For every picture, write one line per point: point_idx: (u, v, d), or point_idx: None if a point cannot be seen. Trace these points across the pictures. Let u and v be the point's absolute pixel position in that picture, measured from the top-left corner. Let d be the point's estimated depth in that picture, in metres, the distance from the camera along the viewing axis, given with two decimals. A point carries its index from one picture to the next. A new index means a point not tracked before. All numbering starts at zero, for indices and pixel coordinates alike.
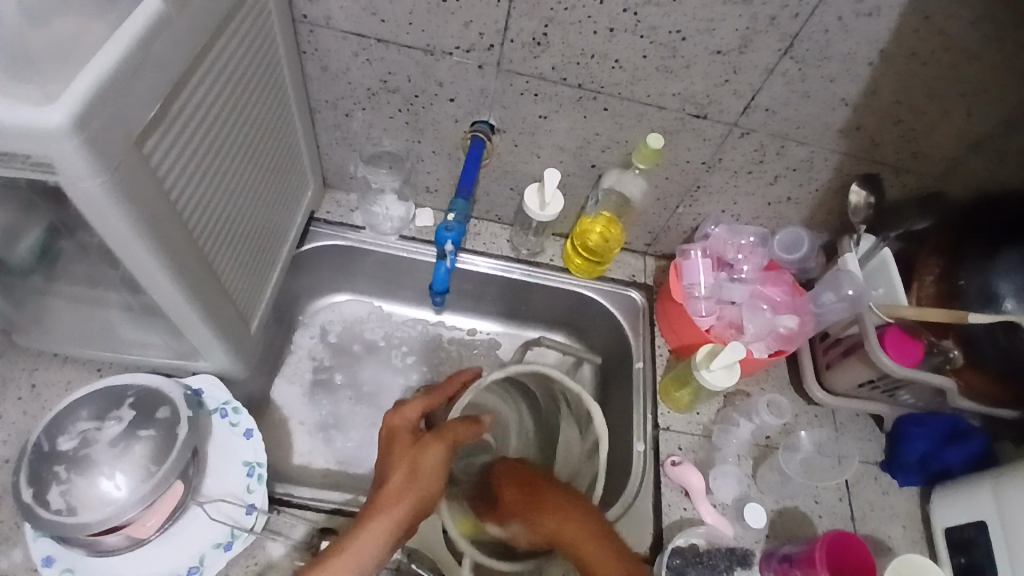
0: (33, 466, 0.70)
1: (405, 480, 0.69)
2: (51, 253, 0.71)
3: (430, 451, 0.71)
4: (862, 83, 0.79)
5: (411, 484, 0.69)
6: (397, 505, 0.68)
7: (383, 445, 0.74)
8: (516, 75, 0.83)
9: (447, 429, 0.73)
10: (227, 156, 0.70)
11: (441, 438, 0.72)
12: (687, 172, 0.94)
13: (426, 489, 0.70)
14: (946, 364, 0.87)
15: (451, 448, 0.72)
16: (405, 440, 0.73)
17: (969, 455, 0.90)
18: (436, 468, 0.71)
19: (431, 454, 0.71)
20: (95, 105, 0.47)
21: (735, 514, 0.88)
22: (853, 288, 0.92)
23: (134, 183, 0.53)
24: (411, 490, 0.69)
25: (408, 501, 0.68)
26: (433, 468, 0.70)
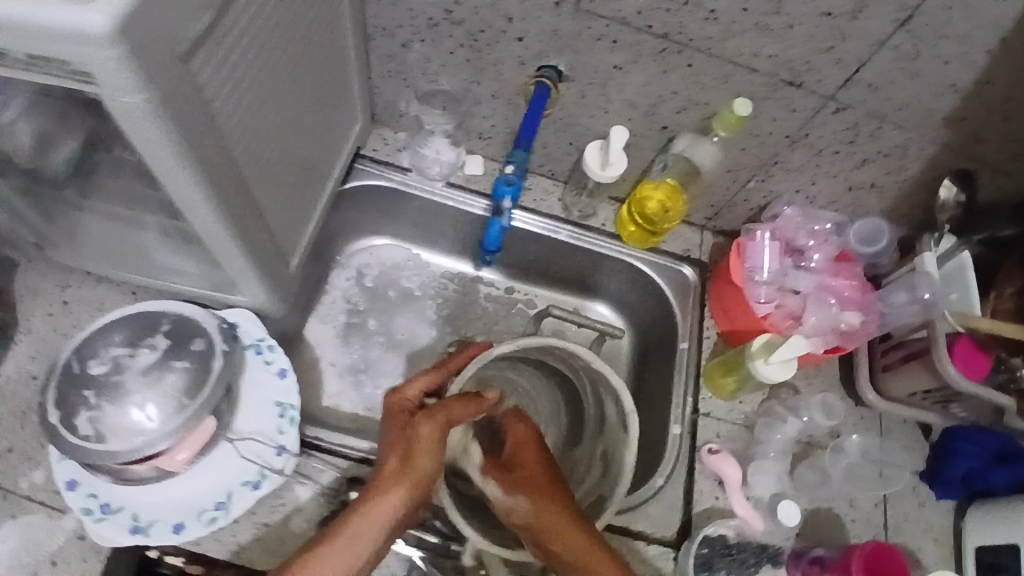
0: (62, 388, 0.68)
1: (403, 459, 0.68)
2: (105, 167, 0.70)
3: (425, 431, 0.70)
4: (979, 70, 0.70)
5: (404, 469, 0.68)
6: (397, 486, 0.67)
7: (384, 425, 0.72)
8: (595, 18, 0.74)
9: (441, 407, 0.71)
10: (276, 74, 0.64)
11: (431, 418, 0.70)
12: (767, 145, 0.86)
13: (420, 471, 0.68)
14: (1010, 384, 0.82)
15: (444, 428, 0.70)
16: (402, 419, 0.72)
17: (1015, 479, 0.86)
18: (430, 449, 0.69)
19: (424, 433, 0.69)
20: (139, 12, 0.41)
21: (767, 509, 0.85)
22: (929, 292, 0.85)
23: (178, 106, 0.48)
24: (410, 469, 0.68)
25: (400, 487, 0.67)
26: (426, 448, 0.69)
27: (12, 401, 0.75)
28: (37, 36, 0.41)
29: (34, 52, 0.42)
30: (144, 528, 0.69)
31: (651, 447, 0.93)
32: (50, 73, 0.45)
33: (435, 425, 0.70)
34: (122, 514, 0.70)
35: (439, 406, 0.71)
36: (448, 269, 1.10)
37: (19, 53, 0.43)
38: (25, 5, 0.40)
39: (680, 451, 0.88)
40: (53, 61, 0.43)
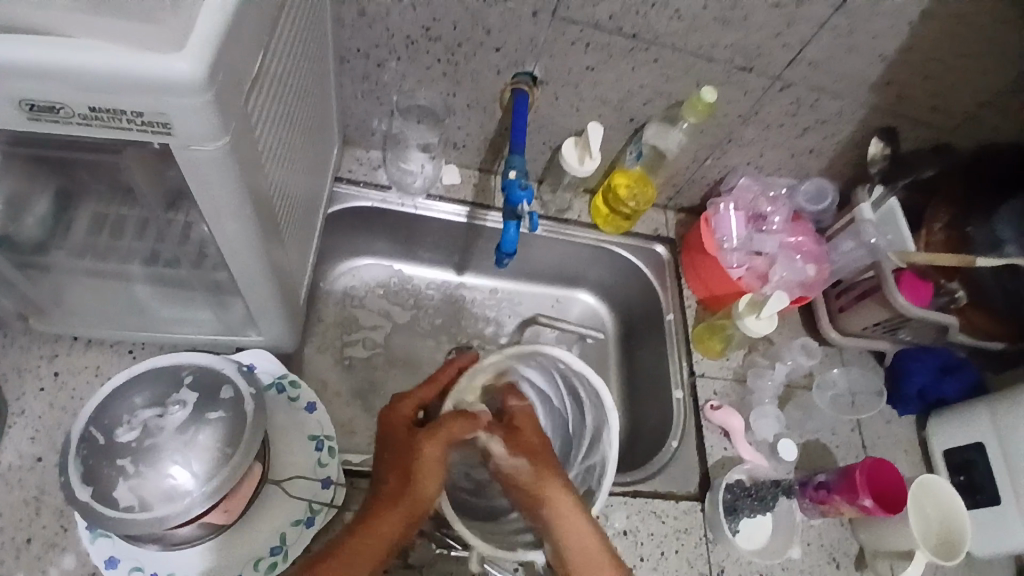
0: (89, 461, 0.64)
1: (402, 482, 0.64)
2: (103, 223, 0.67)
3: (426, 454, 0.65)
4: (902, 39, 0.81)
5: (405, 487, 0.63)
6: (396, 509, 0.63)
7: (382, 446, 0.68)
8: (570, 24, 0.80)
9: (440, 425, 0.66)
10: (288, 106, 0.62)
11: (434, 440, 0.65)
12: (723, 124, 0.95)
13: (421, 491, 0.64)
14: (951, 304, 0.97)
15: (445, 448, 0.66)
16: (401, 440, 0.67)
17: (963, 386, 1.01)
18: (432, 469, 0.65)
19: (426, 454, 0.65)
20: (223, 52, 0.40)
21: (769, 449, 0.96)
22: (874, 237, 0.98)
23: (243, 145, 0.47)
24: (409, 493, 0.63)
25: (402, 505, 0.63)
26: (430, 469, 0.64)
27: (18, 491, 0.68)
28: (111, 85, 0.39)
29: (99, 104, 0.41)
30: None
31: (658, 415, 1.00)
32: (113, 127, 0.43)
33: (437, 447, 0.65)
34: None
35: (438, 425, 0.66)
36: (433, 280, 1.11)
37: (77, 107, 0.41)
38: (100, 55, 0.38)
39: (685, 411, 0.97)
40: (124, 113, 0.41)
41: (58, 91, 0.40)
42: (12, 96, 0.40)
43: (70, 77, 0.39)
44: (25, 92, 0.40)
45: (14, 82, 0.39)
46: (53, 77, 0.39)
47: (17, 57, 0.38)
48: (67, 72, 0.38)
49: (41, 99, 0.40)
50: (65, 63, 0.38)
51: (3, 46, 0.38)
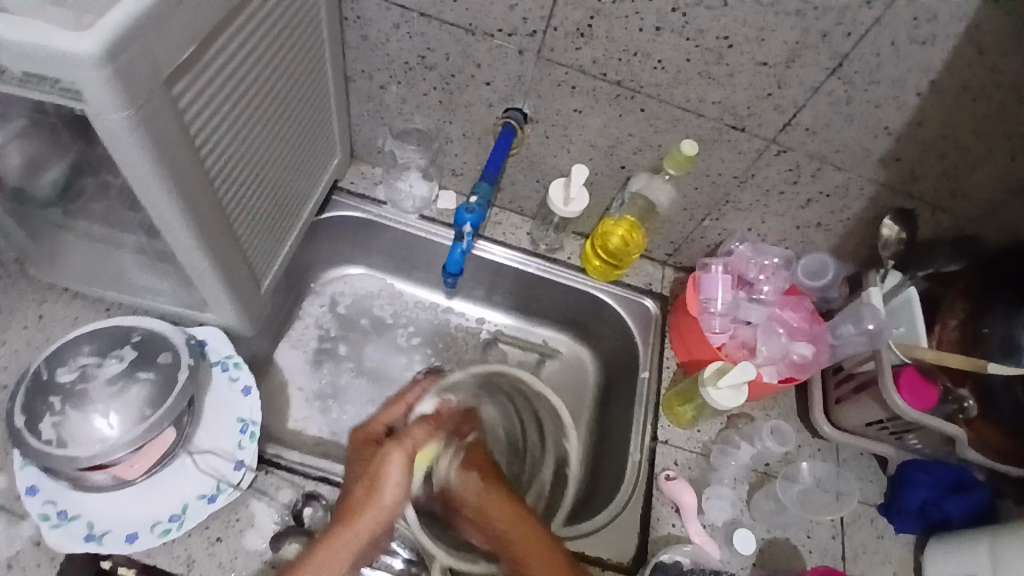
0: (30, 394, 0.71)
1: (369, 493, 0.69)
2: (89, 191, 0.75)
3: (391, 464, 0.71)
4: (909, 112, 0.77)
5: (372, 498, 0.69)
6: (359, 519, 0.68)
7: (353, 460, 0.75)
8: (555, 65, 0.82)
9: (407, 437, 0.74)
10: (260, 107, 0.70)
11: (401, 447, 0.73)
12: (717, 184, 0.92)
13: (388, 500, 0.69)
14: (958, 414, 0.85)
15: (411, 456, 0.73)
16: (371, 452, 0.74)
17: (970, 509, 0.88)
18: (398, 477, 0.71)
19: (393, 463, 0.71)
20: (128, 38, 0.48)
21: (724, 536, 0.85)
22: (874, 322, 0.89)
23: (158, 123, 0.54)
24: (372, 502, 0.69)
25: (365, 518, 0.68)
26: (395, 476, 0.71)
27: None
28: (34, 54, 0.47)
29: (29, 69, 0.49)
30: (97, 537, 0.70)
31: (612, 477, 0.95)
32: (42, 90, 0.51)
33: (404, 456, 0.72)
34: (77, 523, 0.71)
35: (405, 436, 0.74)
36: (420, 300, 1.13)
37: (17, 71, 0.50)
38: (27, 30, 0.47)
39: (639, 477, 0.90)
40: (45, 78, 0.49)
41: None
42: None
43: (4, 45, 0.47)
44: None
45: None
46: None
47: None
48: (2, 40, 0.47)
49: None
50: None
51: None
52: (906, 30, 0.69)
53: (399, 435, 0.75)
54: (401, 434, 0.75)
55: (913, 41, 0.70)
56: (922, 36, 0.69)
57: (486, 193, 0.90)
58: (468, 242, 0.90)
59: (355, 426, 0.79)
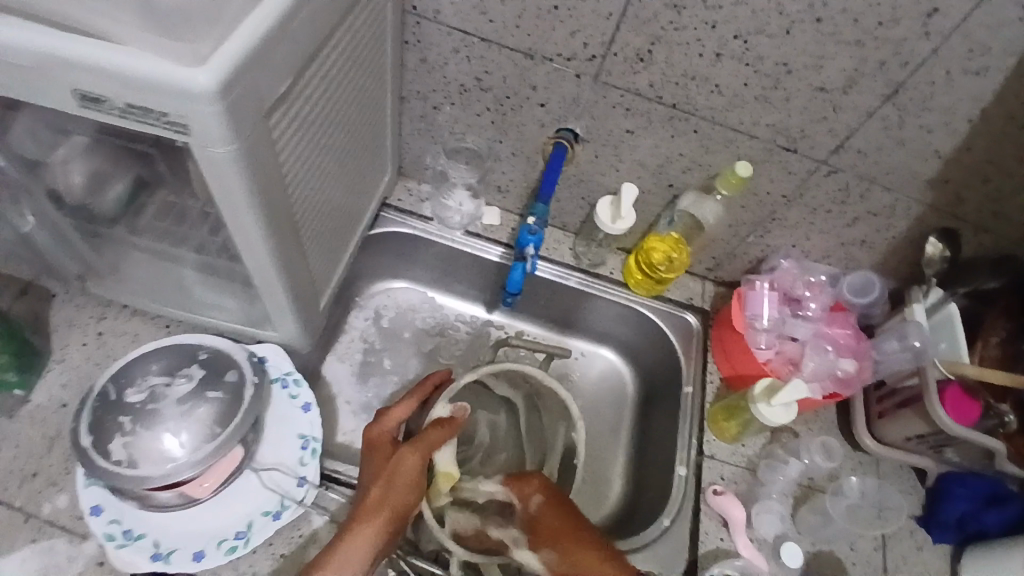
0: (98, 412, 0.72)
1: (382, 493, 0.72)
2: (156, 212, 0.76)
3: (406, 466, 0.74)
4: (959, 137, 0.78)
5: (387, 497, 0.72)
6: (375, 517, 0.70)
7: (364, 459, 0.76)
8: (612, 88, 0.83)
9: (423, 439, 0.77)
10: (331, 131, 0.72)
11: (413, 449, 0.76)
12: (765, 203, 0.93)
13: (402, 497, 0.73)
14: (998, 429, 0.86)
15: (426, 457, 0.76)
16: (384, 453, 0.76)
17: (1006, 521, 0.88)
18: (413, 476, 0.74)
19: (408, 463, 0.75)
20: (239, 73, 0.48)
21: (773, 551, 0.88)
22: (919, 339, 0.91)
23: (256, 152, 0.55)
24: (389, 502, 0.72)
25: (382, 514, 0.71)
26: (409, 476, 0.74)
27: (42, 427, 0.78)
28: (145, 88, 0.48)
29: (136, 102, 0.50)
30: (164, 555, 0.72)
31: (656, 489, 0.96)
32: (145, 121, 0.52)
33: (418, 459, 0.75)
34: (144, 541, 0.72)
35: (421, 439, 0.77)
36: (462, 312, 1.14)
37: (121, 102, 0.50)
38: (138, 63, 0.48)
39: (686, 490, 0.91)
40: (153, 111, 0.50)
41: (104, 86, 0.49)
42: (71, 88, 0.50)
43: (113, 76, 0.48)
44: (79, 83, 0.50)
45: (74, 77, 0.49)
46: (101, 75, 0.48)
47: (75, 57, 0.47)
48: (110, 71, 0.48)
49: (91, 90, 0.50)
50: (111, 66, 0.48)
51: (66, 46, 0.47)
52: (962, 61, 0.70)
53: (415, 438, 0.77)
54: (416, 436, 0.78)
55: (966, 72, 0.71)
56: (975, 68, 0.71)
57: (540, 213, 0.93)
58: (530, 263, 0.93)
59: (371, 420, 0.80)
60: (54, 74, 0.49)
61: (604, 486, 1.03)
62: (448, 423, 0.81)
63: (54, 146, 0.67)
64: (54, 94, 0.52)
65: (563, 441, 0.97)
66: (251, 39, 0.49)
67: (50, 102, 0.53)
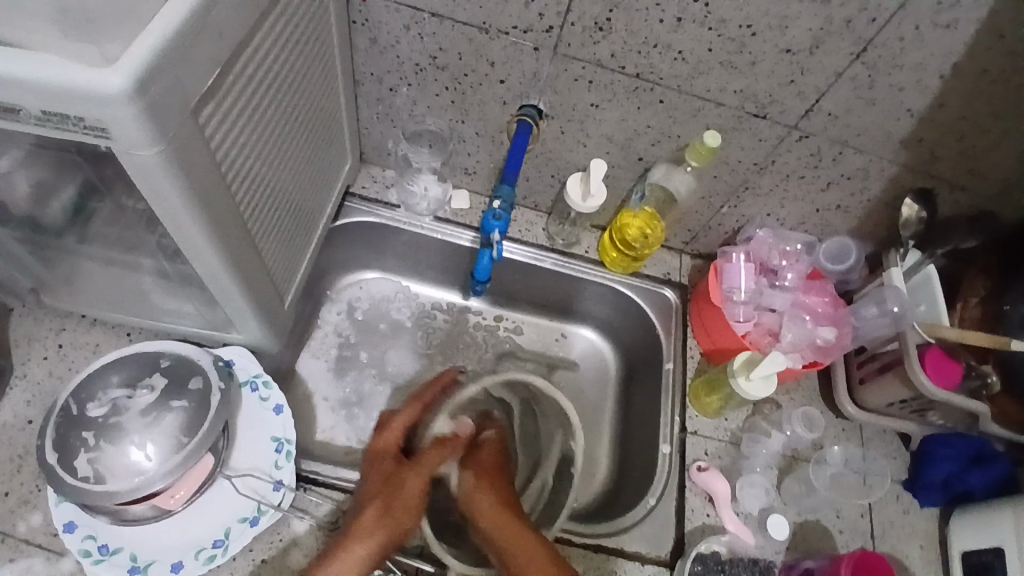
0: (61, 429, 0.70)
1: (382, 510, 0.75)
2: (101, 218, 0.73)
3: (408, 486, 0.79)
4: (930, 95, 0.76)
5: (386, 516, 0.75)
6: (371, 535, 0.72)
7: (367, 476, 0.80)
8: (572, 60, 0.80)
9: (421, 462, 0.82)
10: (275, 123, 0.68)
11: (417, 474, 0.81)
12: (737, 172, 0.91)
13: (400, 517, 0.76)
14: (981, 390, 0.87)
15: (426, 480, 0.81)
16: (386, 471, 0.80)
17: (991, 480, 0.89)
18: (413, 497, 0.78)
19: (409, 486, 0.79)
20: (156, 69, 0.45)
21: (758, 524, 0.88)
22: (898, 305, 0.90)
23: (188, 152, 0.52)
24: (388, 521, 0.74)
25: (379, 533, 0.73)
26: (409, 498, 0.78)
27: (9, 447, 0.76)
28: (56, 93, 0.45)
29: (50, 108, 0.46)
30: (142, 567, 0.70)
31: (641, 469, 0.96)
32: (63, 129, 0.49)
33: (419, 482, 0.80)
34: (120, 556, 0.71)
35: (422, 462, 0.82)
36: (437, 301, 1.12)
37: (34, 110, 0.47)
38: (47, 67, 0.44)
39: (671, 468, 0.91)
40: (69, 117, 0.47)
41: (16, 95, 0.46)
42: None
43: (22, 84, 0.45)
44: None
45: None
46: (7, 82, 0.45)
47: None
48: (16, 77, 0.45)
49: (3, 101, 0.47)
50: (16, 72, 0.44)
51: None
52: (930, 15, 0.68)
53: (415, 461, 0.82)
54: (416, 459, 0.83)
55: (937, 26, 0.69)
56: (946, 21, 0.68)
57: (507, 196, 0.90)
58: (496, 249, 0.91)
59: (372, 437, 0.85)
60: None
61: (589, 468, 1.02)
62: (447, 443, 0.86)
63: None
64: None
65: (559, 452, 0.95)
66: (166, 33, 0.46)
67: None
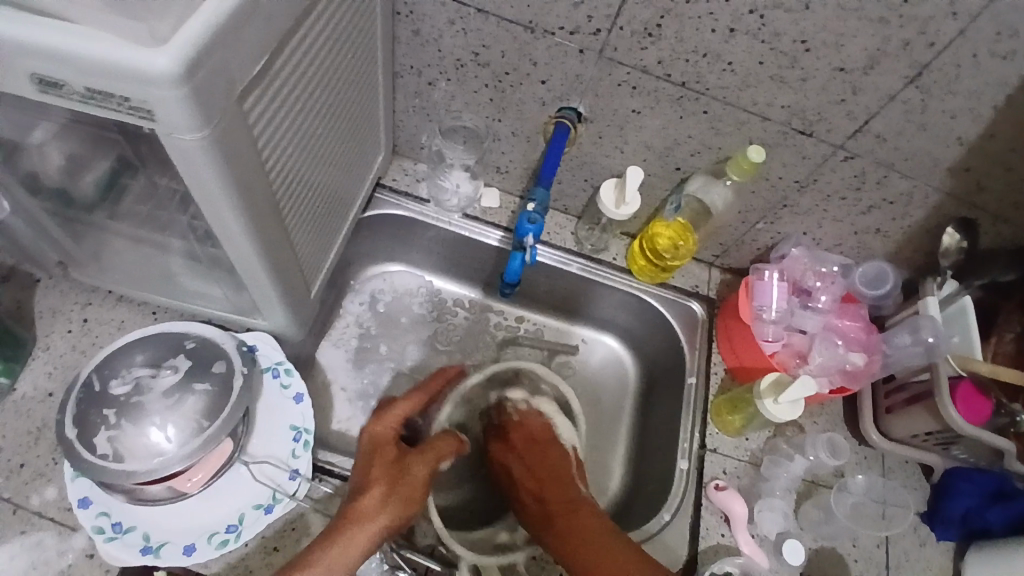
0: (83, 405, 0.70)
1: (388, 494, 0.70)
2: (134, 197, 0.73)
3: (415, 472, 0.73)
4: (985, 124, 0.74)
5: (393, 500, 0.70)
6: (373, 519, 0.67)
7: (363, 458, 0.74)
8: (617, 65, 0.78)
9: (430, 449, 0.77)
10: (316, 114, 0.68)
11: (423, 460, 0.75)
12: (776, 188, 0.89)
13: (409, 501, 0.71)
14: (1010, 427, 0.83)
15: (433, 466, 0.76)
16: (388, 455, 0.74)
17: (1011, 518, 0.85)
18: (420, 482, 0.73)
19: (413, 471, 0.73)
20: (205, 52, 0.45)
21: (773, 547, 0.86)
22: (932, 335, 0.87)
23: (230, 138, 0.51)
24: (394, 505, 0.69)
25: (384, 516, 0.68)
26: (416, 485, 0.73)
27: (28, 418, 0.77)
28: (103, 71, 0.44)
29: (96, 86, 0.46)
30: (154, 548, 0.70)
31: (655, 482, 0.94)
32: (107, 107, 0.48)
33: (425, 469, 0.75)
34: (133, 535, 0.71)
35: (429, 449, 0.77)
36: (459, 297, 1.11)
37: (80, 87, 0.47)
38: (95, 43, 0.44)
39: (686, 485, 0.89)
40: (114, 96, 0.46)
41: (62, 71, 0.46)
42: (25, 71, 0.46)
43: (70, 60, 0.44)
44: (35, 69, 0.46)
45: (27, 59, 0.45)
46: (56, 56, 0.44)
47: (25, 38, 0.44)
48: (64, 52, 0.44)
49: (48, 75, 0.46)
50: (64, 47, 0.44)
51: (15, 27, 0.44)
52: (990, 43, 0.65)
53: (422, 447, 0.77)
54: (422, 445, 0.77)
55: (996, 54, 0.66)
56: (1005, 50, 0.66)
57: (541, 199, 0.89)
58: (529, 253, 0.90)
59: (369, 416, 0.77)
60: (6, 58, 0.46)
61: (602, 478, 1.01)
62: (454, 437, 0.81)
63: (24, 128, 0.63)
64: (8, 80, 0.48)
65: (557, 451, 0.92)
66: (217, 15, 0.45)
67: (5, 88, 0.49)
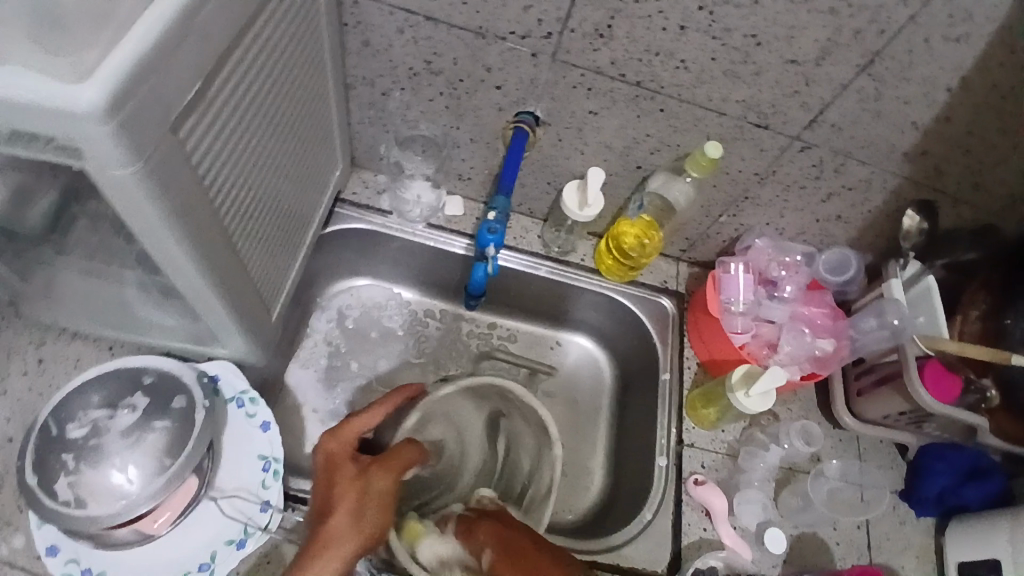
0: (39, 451, 0.67)
1: (353, 514, 0.68)
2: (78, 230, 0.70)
3: (378, 485, 0.71)
4: (937, 108, 0.75)
5: (357, 520, 0.68)
6: (339, 541, 0.66)
7: (325, 475, 0.71)
8: (572, 67, 0.77)
9: (392, 458, 0.74)
10: (262, 135, 0.65)
11: (387, 470, 0.73)
12: (737, 181, 0.89)
13: (374, 518, 0.69)
14: (980, 404, 0.85)
15: (398, 476, 0.73)
16: (348, 472, 0.71)
17: (986, 495, 0.89)
18: (385, 494, 0.71)
19: (376, 483, 0.71)
20: (133, 84, 0.43)
21: (756, 538, 0.87)
22: (898, 318, 0.88)
23: (168, 169, 0.49)
24: (361, 524, 0.68)
25: (351, 537, 0.66)
26: (378, 500, 0.70)
27: None
28: (24, 111, 0.42)
29: (19, 127, 0.44)
30: None
31: (637, 481, 0.94)
32: (33, 147, 0.46)
33: (390, 479, 0.72)
34: None
35: (390, 458, 0.74)
36: (430, 308, 1.09)
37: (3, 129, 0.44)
38: (11, 80, 0.41)
39: (667, 483, 0.89)
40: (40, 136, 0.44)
41: None
42: None
43: None
44: None
45: None
46: None
47: None
48: None
49: None
50: None
51: None
52: (940, 29, 0.66)
53: (382, 456, 0.74)
54: (384, 454, 0.74)
55: (947, 39, 0.67)
56: (956, 34, 0.66)
57: (502, 206, 0.88)
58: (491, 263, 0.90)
59: (325, 430, 0.74)
60: None
61: (583, 480, 1.01)
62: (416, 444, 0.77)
63: None
64: None
65: (526, 473, 0.93)
66: (143, 44, 0.43)
67: None
